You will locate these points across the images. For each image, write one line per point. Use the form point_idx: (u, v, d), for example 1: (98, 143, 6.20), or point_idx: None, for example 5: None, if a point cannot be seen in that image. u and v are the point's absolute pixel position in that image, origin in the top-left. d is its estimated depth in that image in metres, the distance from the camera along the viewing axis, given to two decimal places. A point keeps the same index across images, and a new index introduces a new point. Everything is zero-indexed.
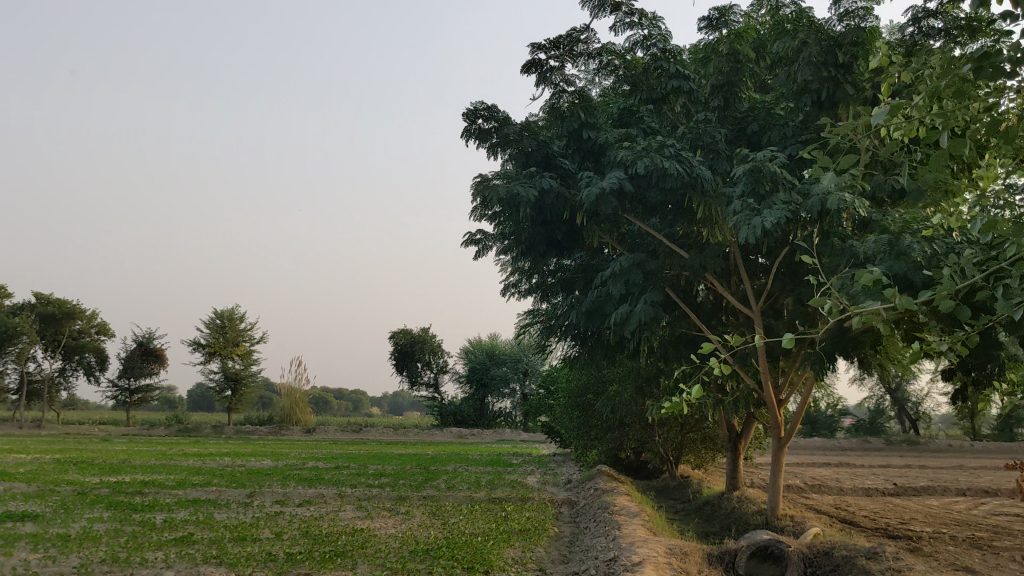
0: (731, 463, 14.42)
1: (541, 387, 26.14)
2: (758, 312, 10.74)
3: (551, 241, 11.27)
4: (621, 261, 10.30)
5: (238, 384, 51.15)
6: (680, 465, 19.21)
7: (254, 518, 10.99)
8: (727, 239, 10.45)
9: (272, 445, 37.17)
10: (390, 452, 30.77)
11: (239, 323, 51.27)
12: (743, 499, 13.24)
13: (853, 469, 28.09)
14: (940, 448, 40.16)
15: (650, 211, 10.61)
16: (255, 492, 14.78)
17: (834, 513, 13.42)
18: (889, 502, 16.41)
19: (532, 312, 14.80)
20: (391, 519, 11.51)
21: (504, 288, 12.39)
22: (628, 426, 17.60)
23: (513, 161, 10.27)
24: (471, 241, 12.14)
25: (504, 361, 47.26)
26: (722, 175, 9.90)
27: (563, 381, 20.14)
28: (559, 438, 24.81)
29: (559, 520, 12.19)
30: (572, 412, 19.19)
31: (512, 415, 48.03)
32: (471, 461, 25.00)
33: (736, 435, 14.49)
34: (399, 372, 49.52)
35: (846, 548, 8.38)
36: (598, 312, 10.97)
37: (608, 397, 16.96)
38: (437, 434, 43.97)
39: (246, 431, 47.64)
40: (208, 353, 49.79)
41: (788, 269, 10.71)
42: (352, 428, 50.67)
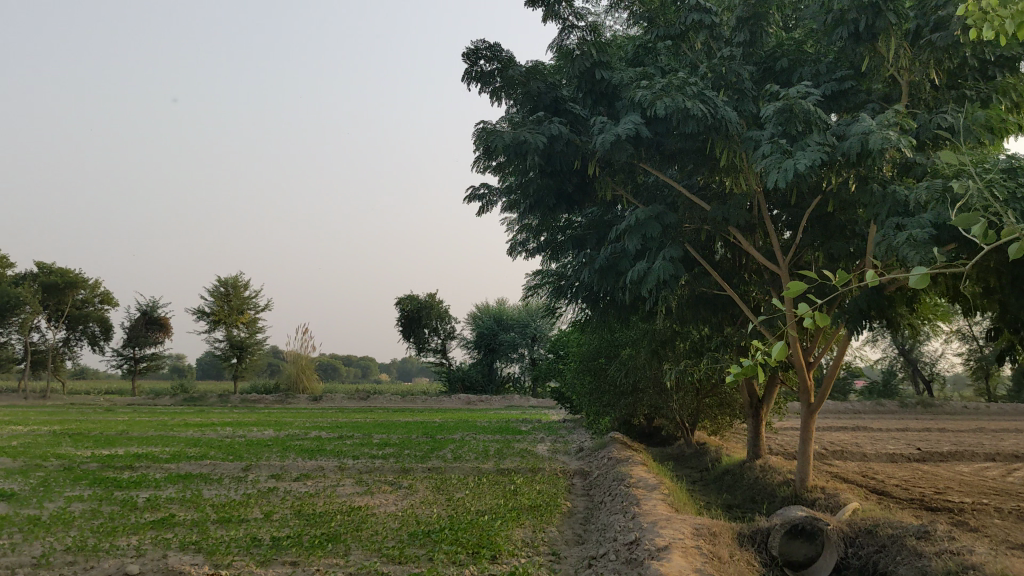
0: (753, 430, 13.62)
1: (551, 352, 25.36)
2: (786, 270, 9.88)
3: (560, 194, 10.44)
4: (638, 213, 9.46)
5: (244, 352, 50.54)
6: (696, 432, 18.45)
7: (246, 496, 10.25)
8: (753, 188, 9.56)
9: (277, 413, 36.52)
10: (397, 420, 30.08)
11: (244, 291, 50.56)
12: (766, 468, 12.47)
13: (872, 432, 27.31)
14: (955, 410, 39.35)
15: (668, 159, 9.73)
16: (251, 465, 14.05)
17: (864, 482, 12.62)
18: (918, 468, 15.61)
19: (540, 273, 13.97)
20: (392, 495, 10.77)
21: (510, 247, 11.56)
22: (642, 393, 16.84)
23: (518, 106, 9.41)
24: (474, 197, 11.30)
25: (512, 326, 46.48)
26: (747, 117, 9.01)
27: (574, 346, 19.35)
28: (570, 404, 24.08)
29: (572, 493, 11.42)
30: (583, 378, 18.43)
31: (520, 380, 47.34)
32: (480, 428, 24.29)
33: (758, 400, 13.71)
34: (405, 338, 48.81)
35: (891, 527, 7.58)
36: (613, 269, 10.17)
37: (621, 362, 16.17)
38: (445, 401, 43.33)
39: (251, 399, 47.07)
40: (212, 322, 49.12)
41: (819, 223, 9.84)
42: (359, 395, 50.08)
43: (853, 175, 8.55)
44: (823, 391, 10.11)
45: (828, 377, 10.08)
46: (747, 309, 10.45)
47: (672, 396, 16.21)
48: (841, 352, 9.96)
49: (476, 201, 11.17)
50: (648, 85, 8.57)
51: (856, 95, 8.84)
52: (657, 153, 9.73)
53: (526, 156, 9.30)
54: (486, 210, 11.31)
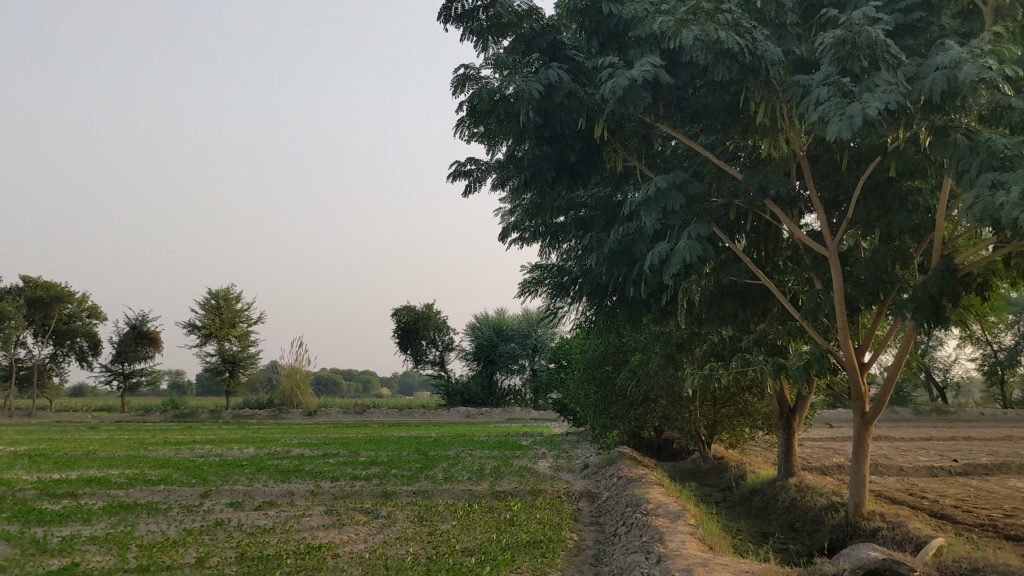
0: (786, 444, 11.91)
1: (553, 361, 23.59)
2: (834, 252, 8.16)
3: (561, 165, 8.78)
4: (656, 182, 7.77)
5: (235, 367, 48.76)
6: (713, 446, 16.72)
7: (185, 534, 8.48)
8: (796, 152, 7.87)
9: (265, 429, 34.70)
10: (389, 436, 28.30)
11: (235, 303, 48.83)
12: (804, 488, 10.71)
13: (895, 443, 25.57)
14: (973, 418, 37.58)
15: (693, 118, 8.05)
16: (211, 491, 12.27)
17: (919, 503, 10.87)
18: (967, 484, 13.84)
19: (540, 266, 12.23)
20: (365, 529, 9.01)
21: (500, 235, 9.85)
22: (654, 403, 15.11)
23: (507, 52, 7.75)
24: (458, 175, 9.61)
25: (512, 337, 44.68)
26: (792, 59, 7.31)
27: (577, 353, 17.60)
28: (574, 417, 22.34)
29: (579, 523, 9.68)
30: (588, 388, 16.69)
31: (522, 392, 45.59)
32: (478, 444, 22.52)
33: (790, 409, 12.01)
34: (402, 350, 47.06)
35: (999, 571, 5.83)
36: (625, 253, 8.48)
37: (631, 369, 14.46)
38: (444, 415, 41.57)
39: (242, 415, 45.31)
40: (203, 336, 47.41)
41: (875, 195, 8.13)
42: (354, 409, 48.31)
43: (928, 126, 6.85)
44: (879, 402, 8.38)
45: (884, 386, 8.36)
46: (786, 300, 8.73)
47: (689, 406, 14.49)
48: (901, 355, 8.26)
49: (461, 181, 9.46)
50: (671, 18, 6.89)
51: (926, 30, 7.14)
52: (676, 110, 8.06)
53: (519, 111, 7.61)
54: (473, 190, 9.60)
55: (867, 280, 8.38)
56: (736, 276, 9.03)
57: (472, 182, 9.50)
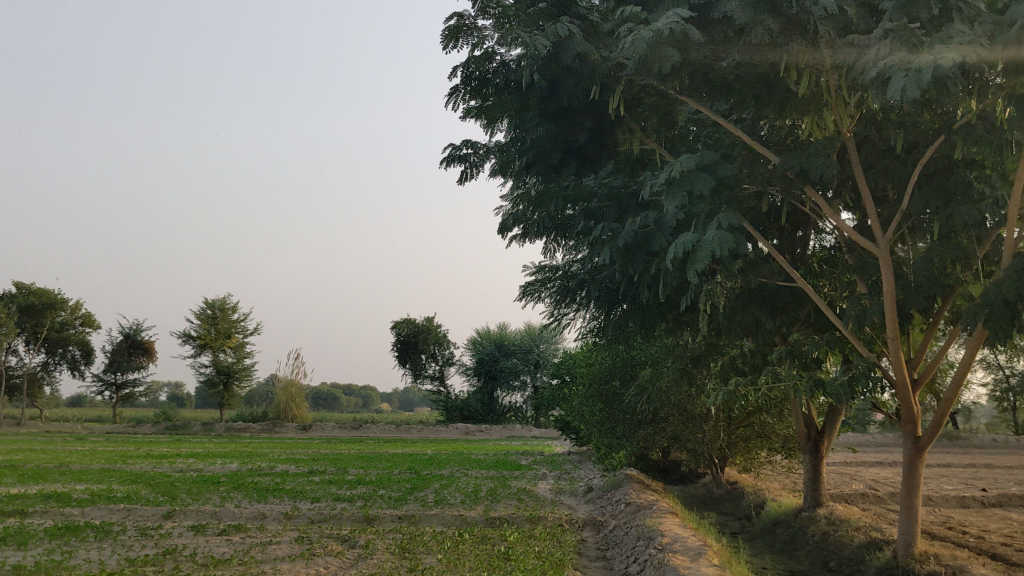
0: (812, 470, 10.76)
1: (556, 377, 22.40)
2: (885, 251, 7.05)
3: (568, 147, 7.70)
4: (681, 161, 6.67)
5: (230, 378, 47.63)
6: (727, 471, 15.58)
7: (128, 565, 7.33)
8: (841, 129, 6.80)
9: (255, 443, 33.50)
10: (384, 453, 27.04)
11: (231, 313, 47.71)
12: (836, 521, 9.54)
13: (913, 470, 24.33)
14: (985, 444, 36.32)
15: (722, 91, 6.98)
16: (177, 511, 11.11)
17: (964, 538, 9.72)
18: (1005, 516, 12.68)
19: (544, 268, 11.10)
20: (337, 562, 7.83)
21: (498, 230, 8.73)
22: (663, 422, 13.93)
23: (510, 5, 6.67)
24: (451, 160, 8.45)
25: (513, 352, 43.51)
26: (843, 15, 6.25)
27: (582, 368, 16.42)
28: (577, 436, 21.16)
29: (583, 557, 8.53)
30: (593, 405, 15.52)
31: (522, 409, 44.35)
32: (475, 463, 21.34)
33: (818, 432, 10.84)
34: (401, 364, 45.92)
35: None
36: (642, 247, 7.38)
37: (639, 385, 13.30)
38: (442, 431, 40.33)
39: (235, 429, 44.13)
40: (198, 347, 46.27)
41: (930, 183, 7.03)
42: (351, 424, 47.10)
43: (1005, 91, 5.77)
44: (935, 425, 7.22)
45: (941, 407, 7.20)
46: (824, 308, 7.62)
47: (702, 426, 13.31)
48: (962, 373, 7.09)
49: (455, 168, 8.30)
50: None
51: None
52: (704, 82, 6.99)
53: (522, 72, 6.54)
54: (468, 178, 8.46)
55: (919, 283, 7.28)
56: (768, 278, 7.90)
57: (467, 168, 8.35)
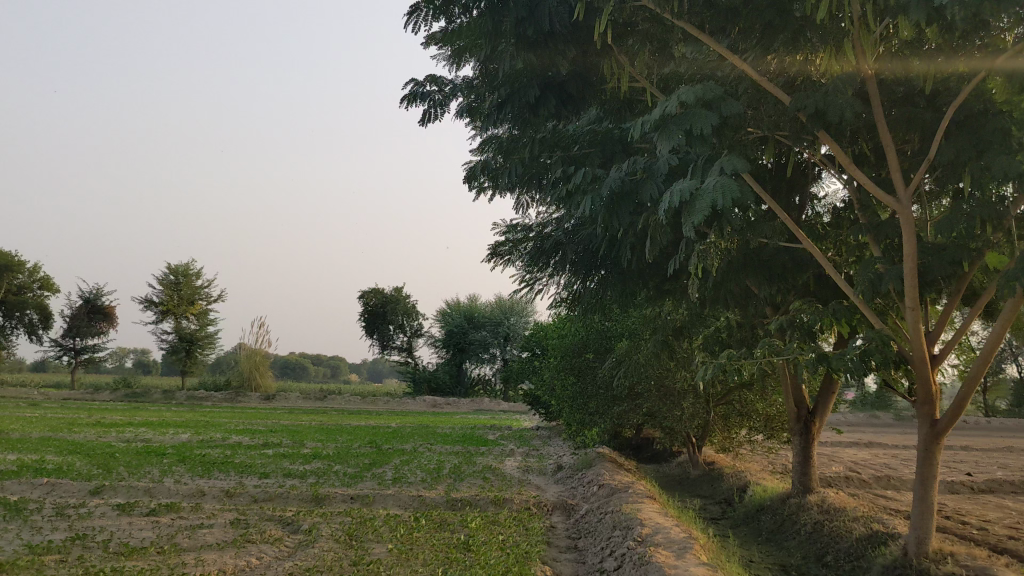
0: (803, 453, 9.88)
1: (526, 350, 21.51)
2: (906, 208, 6.14)
3: (547, 82, 6.73)
4: (677, 93, 5.68)
5: (192, 346, 46.35)
6: (704, 450, 14.76)
7: (27, 553, 6.30)
8: (863, 63, 5.88)
9: (215, 414, 32.31)
10: (345, 424, 26.02)
11: (194, 279, 46.31)
12: (831, 510, 8.71)
13: (890, 451, 23.70)
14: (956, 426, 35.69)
15: (726, 18, 6.05)
16: (106, 487, 10.06)
17: (967, 530, 8.93)
18: (999, 504, 11.95)
19: (517, 227, 10.14)
20: (272, 552, 6.85)
21: (464, 180, 7.71)
22: (638, 399, 13.07)
23: None
24: (412, 98, 7.37)
25: (484, 324, 42.56)
26: None
27: (554, 340, 15.53)
28: (547, 412, 20.27)
29: (552, 547, 7.62)
30: (565, 378, 14.64)
31: (491, 382, 43.55)
32: (440, 437, 20.42)
33: (808, 412, 9.97)
34: (368, 335, 44.85)
35: None
36: (630, 198, 6.42)
37: (614, 358, 12.43)
38: (409, 403, 39.46)
39: (197, 397, 42.92)
40: (160, 312, 44.91)
41: (959, 130, 6.13)
42: (315, 395, 46.04)
43: None
44: (956, 408, 6.38)
45: (964, 389, 6.36)
46: (832, 273, 6.70)
47: (680, 403, 12.47)
48: (990, 352, 6.22)
49: (418, 108, 7.25)
50: None
51: None
52: (706, 7, 6.05)
53: None
54: (432, 119, 7.43)
55: (943, 246, 6.41)
56: (770, 239, 7.02)
57: (430, 108, 7.32)
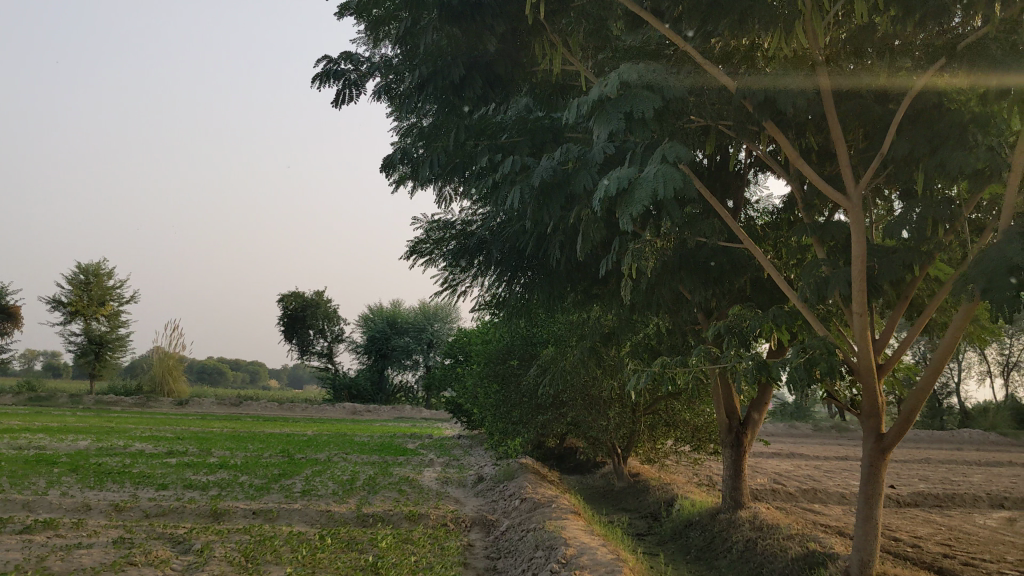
0: (733, 467, 9.39)
1: (449, 357, 20.85)
2: (857, 205, 5.71)
3: (474, 62, 6.16)
4: (617, 72, 5.16)
5: (102, 348, 44.52)
6: (629, 462, 14.31)
7: None
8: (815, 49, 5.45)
9: (122, 419, 30.87)
10: (259, 431, 25.01)
11: (105, 279, 44.50)
12: (763, 527, 8.29)
13: (813, 462, 23.62)
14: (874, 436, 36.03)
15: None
16: None
17: (901, 548, 8.59)
18: (928, 519, 11.72)
19: (439, 223, 9.50)
20: None
21: (381, 170, 7.04)
22: (563, 408, 12.55)
23: None
24: (325, 78, 6.64)
25: (407, 330, 41.73)
26: None
27: (478, 346, 14.94)
28: (470, 420, 19.64)
29: (470, 568, 7.02)
30: (488, 386, 14.04)
31: (413, 389, 42.80)
32: (358, 446, 19.63)
33: (740, 423, 9.49)
34: (287, 339, 43.66)
35: None
36: (561, 188, 5.89)
37: (539, 365, 11.89)
38: (327, 410, 38.46)
39: (105, 402, 41.19)
40: (68, 313, 43.02)
41: (912, 124, 5.74)
42: (230, 400, 44.65)
43: None
44: (903, 422, 5.96)
45: (911, 401, 5.97)
46: (776, 276, 6.25)
47: (606, 412, 11.98)
48: (940, 360, 5.83)
49: (331, 89, 6.57)
50: None
51: None
52: None
53: None
54: (346, 101, 6.76)
55: (892, 248, 6.00)
56: (709, 238, 6.55)
57: (344, 88, 6.63)
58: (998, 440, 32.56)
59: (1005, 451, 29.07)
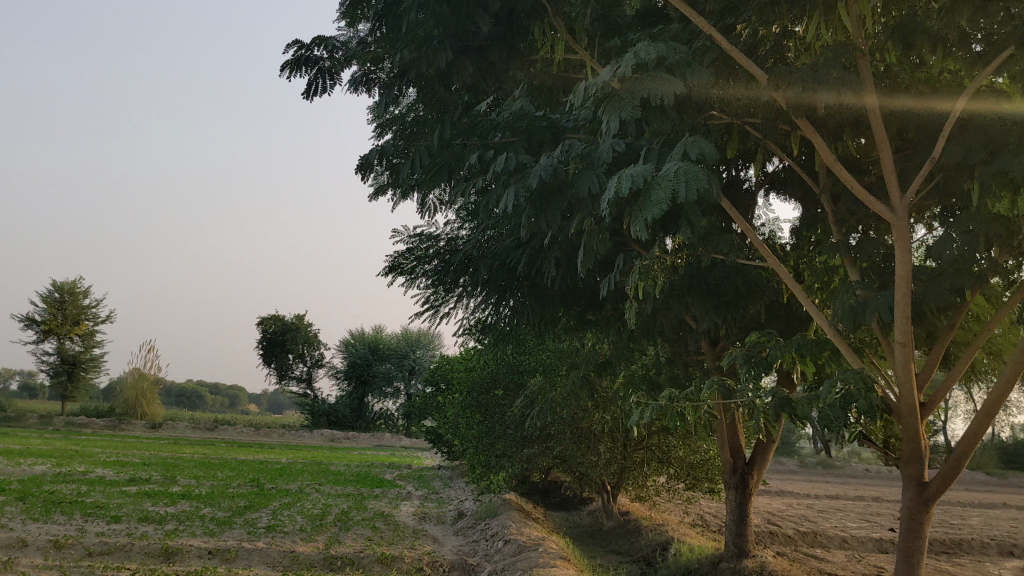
0: (737, 511, 8.62)
1: (430, 384, 20.00)
2: (901, 218, 4.98)
3: (464, 46, 5.41)
4: (632, 52, 4.41)
5: (75, 369, 43.35)
6: (619, 500, 13.49)
7: None
8: (859, 35, 4.74)
9: (89, 442, 29.73)
10: (229, 458, 23.98)
11: (80, 297, 43.34)
12: None
13: (803, 501, 22.82)
14: (857, 471, 35.04)
15: None
16: None
17: None
18: (939, 568, 10.96)
19: (422, 235, 8.62)
20: None
21: (357, 170, 6.29)
22: (550, 441, 11.74)
23: None
24: (297, 66, 5.91)
25: (388, 356, 40.83)
26: None
27: (461, 372, 14.13)
28: (450, 452, 18.75)
29: None
30: (470, 417, 13.21)
31: (393, 417, 41.85)
32: (332, 476, 18.71)
33: (745, 464, 8.73)
34: (266, 363, 42.62)
35: None
36: (562, 190, 5.16)
37: (526, 395, 11.09)
38: (304, 437, 37.43)
39: (75, 424, 39.95)
40: (40, 331, 41.82)
41: (966, 127, 5.02)
42: (205, 425, 43.50)
43: None
44: (951, 470, 5.18)
45: (960, 446, 5.20)
46: (804, 298, 5.50)
47: (597, 447, 11.18)
48: (997, 399, 5.07)
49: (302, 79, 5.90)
50: None
51: None
52: None
53: None
54: (319, 93, 6.10)
55: (938, 270, 5.27)
56: (726, 254, 5.83)
57: (318, 79, 5.96)
58: (988, 480, 31.90)
59: (997, 492, 28.36)
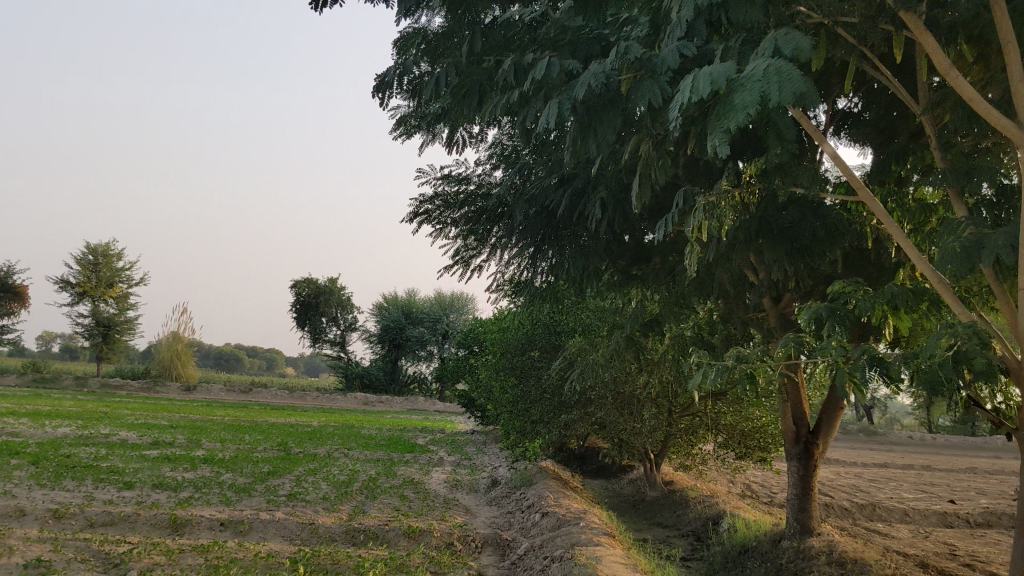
0: (801, 485, 7.79)
1: (463, 347, 19.25)
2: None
3: None
4: None
5: (110, 330, 43.18)
6: (663, 469, 12.70)
7: None
8: None
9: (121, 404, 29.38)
10: (259, 422, 23.44)
11: (114, 259, 43.04)
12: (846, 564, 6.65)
13: (851, 469, 21.93)
14: (901, 437, 34.10)
15: None
16: None
17: None
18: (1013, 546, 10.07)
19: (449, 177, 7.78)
20: None
21: (373, 91, 5.45)
22: (590, 406, 10.94)
23: None
24: None
25: (422, 319, 40.27)
26: None
27: (495, 333, 13.33)
28: (485, 417, 18.03)
29: None
30: (506, 380, 12.42)
31: (427, 380, 41.32)
32: (363, 441, 18.08)
33: (809, 433, 7.89)
34: (299, 326, 42.19)
35: None
36: (615, 105, 4.32)
37: (564, 356, 10.29)
38: (337, 400, 36.99)
39: (109, 386, 39.75)
40: (75, 293, 41.60)
41: None
42: (239, 387, 43.23)
43: None
44: None
45: None
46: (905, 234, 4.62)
47: (641, 413, 10.37)
48: None
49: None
50: None
51: None
52: None
53: None
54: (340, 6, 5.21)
55: None
56: (807, 186, 4.97)
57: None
58: None
59: None
